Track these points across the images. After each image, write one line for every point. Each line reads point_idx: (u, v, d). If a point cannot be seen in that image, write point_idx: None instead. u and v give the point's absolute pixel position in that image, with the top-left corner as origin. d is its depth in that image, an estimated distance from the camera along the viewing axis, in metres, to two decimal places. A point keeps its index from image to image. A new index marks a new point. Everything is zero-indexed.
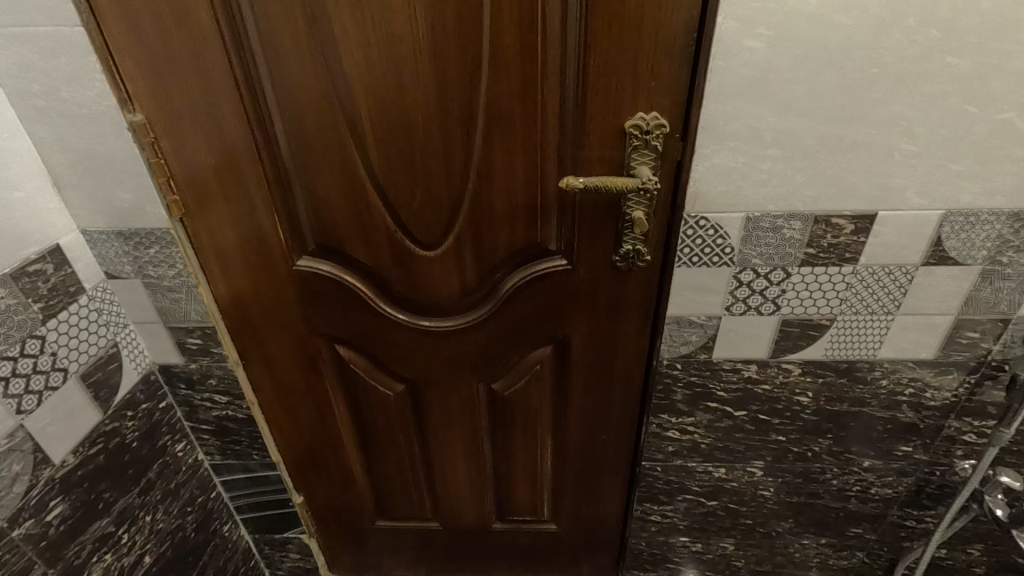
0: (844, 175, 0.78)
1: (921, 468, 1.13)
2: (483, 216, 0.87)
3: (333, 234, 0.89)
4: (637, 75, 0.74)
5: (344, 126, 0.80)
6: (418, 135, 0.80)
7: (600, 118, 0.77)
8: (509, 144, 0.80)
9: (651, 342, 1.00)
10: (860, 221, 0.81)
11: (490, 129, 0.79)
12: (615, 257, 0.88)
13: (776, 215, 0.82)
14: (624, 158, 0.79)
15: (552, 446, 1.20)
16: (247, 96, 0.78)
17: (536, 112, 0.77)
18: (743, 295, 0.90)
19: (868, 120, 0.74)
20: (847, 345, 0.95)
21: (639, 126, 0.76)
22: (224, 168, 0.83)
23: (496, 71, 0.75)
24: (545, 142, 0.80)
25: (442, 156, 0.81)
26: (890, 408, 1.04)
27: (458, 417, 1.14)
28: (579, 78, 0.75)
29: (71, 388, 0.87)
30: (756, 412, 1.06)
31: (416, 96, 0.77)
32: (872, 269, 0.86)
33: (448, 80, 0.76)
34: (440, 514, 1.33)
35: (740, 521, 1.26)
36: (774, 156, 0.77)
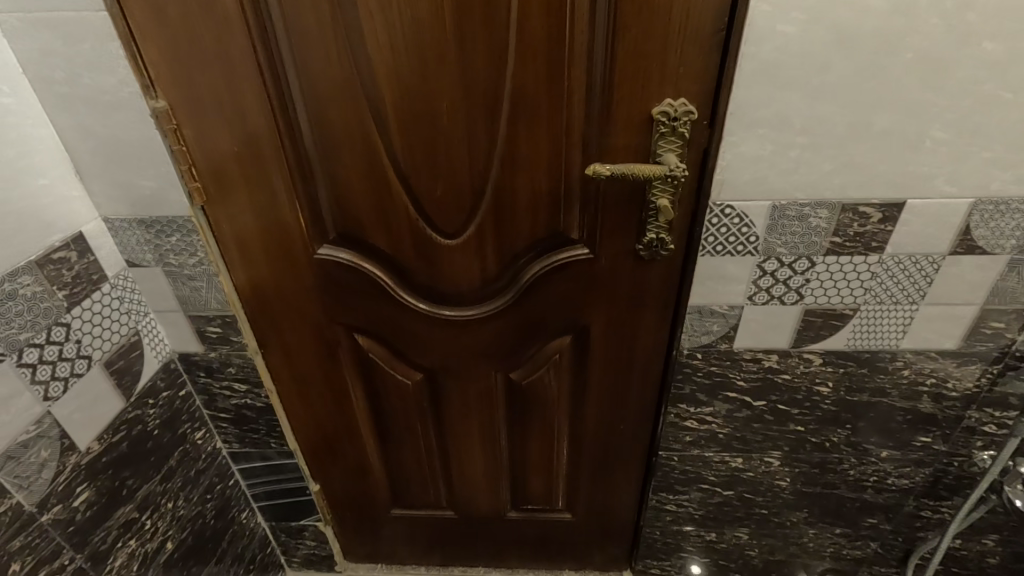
0: (873, 163, 0.77)
1: (939, 458, 1.13)
2: (506, 204, 0.86)
3: (355, 223, 0.89)
4: (666, 61, 0.73)
5: (368, 112, 0.79)
6: (442, 121, 0.79)
7: (627, 105, 0.76)
8: (534, 130, 0.79)
9: (670, 332, 1.00)
10: (888, 209, 0.81)
11: (515, 116, 0.78)
12: (638, 246, 0.88)
13: (803, 204, 0.81)
14: (650, 145, 0.78)
15: (568, 435, 1.20)
16: (270, 82, 0.77)
17: (562, 99, 0.77)
18: (766, 284, 0.89)
19: (900, 107, 0.73)
20: (870, 336, 0.94)
21: (667, 113, 0.75)
22: (246, 156, 0.83)
23: (522, 57, 0.74)
24: (570, 128, 0.79)
25: (466, 144, 0.81)
26: (910, 399, 1.03)
27: (475, 407, 1.14)
28: (606, 64, 0.73)
29: (96, 376, 0.88)
30: (775, 402, 1.05)
31: (442, 82, 0.76)
32: (897, 259, 0.85)
33: (474, 66, 0.75)
34: (455, 503, 1.34)
35: (755, 511, 1.26)
36: (803, 144, 0.76)
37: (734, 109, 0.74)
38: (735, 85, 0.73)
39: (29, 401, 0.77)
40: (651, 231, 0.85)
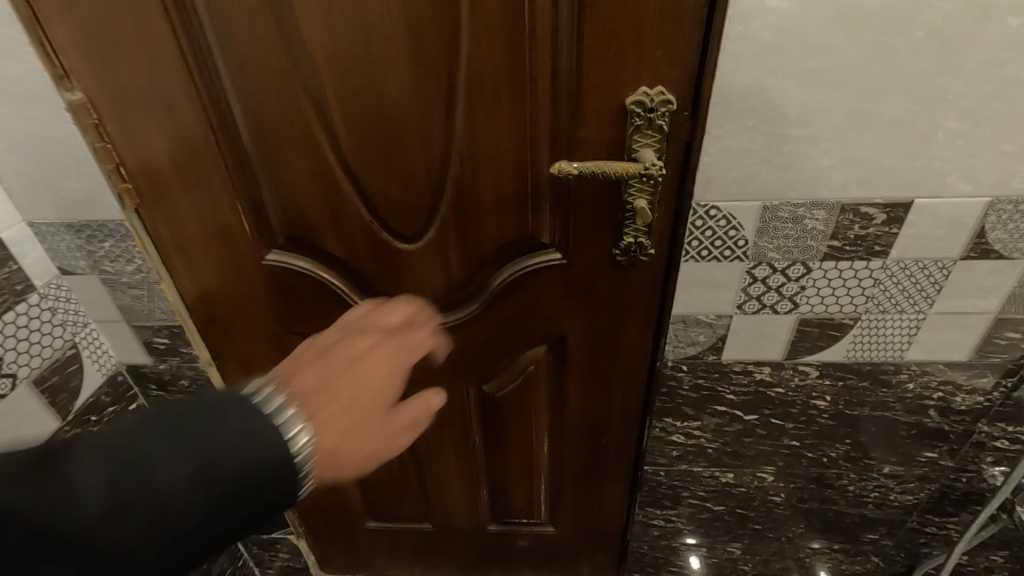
0: (878, 157, 0.68)
1: (946, 474, 1.05)
2: (469, 206, 0.77)
3: (304, 226, 0.81)
4: (642, 43, 0.63)
5: (308, 102, 0.70)
6: (392, 113, 0.70)
7: (598, 94, 0.67)
8: (495, 124, 0.70)
9: (654, 344, 0.91)
10: (893, 210, 0.72)
11: (473, 107, 0.69)
12: (615, 251, 0.79)
13: (797, 204, 0.72)
14: (625, 140, 0.70)
15: (549, 449, 1.12)
16: (198, 70, 0.68)
17: (526, 86, 0.67)
18: (756, 292, 0.81)
19: (909, 94, 0.64)
20: (872, 346, 0.86)
21: (642, 103, 0.66)
22: (178, 153, 0.74)
23: (479, 39, 0.65)
24: (537, 120, 0.70)
25: (421, 138, 0.72)
26: (915, 412, 0.95)
27: (448, 419, 1.07)
28: (575, 46, 0.64)
29: (23, 395, 0.81)
30: (769, 416, 0.98)
31: (388, 69, 0.67)
32: (903, 264, 0.77)
33: (423, 50, 0.66)
34: (432, 516, 1.27)
35: (748, 526, 1.19)
36: (799, 136, 0.67)
37: (719, 98, 0.66)
38: (722, 69, 0.64)
39: None
40: (630, 234, 0.77)
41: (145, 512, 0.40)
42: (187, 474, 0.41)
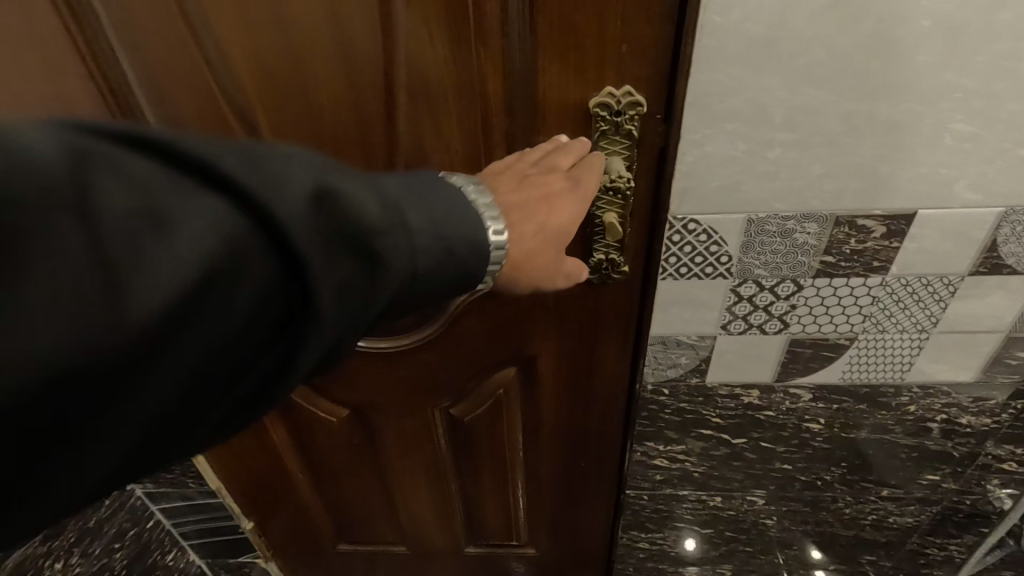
0: (876, 164, 0.60)
1: (948, 497, 0.98)
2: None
3: None
4: (603, 37, 0.55)
5: (230, 110, 0.62)
6: (325, 120, 0.62)
7: (558, 94, 0.58)
8: (442, 132, 0.62)
9: (632, 369, 0.83)
10: (895, 222, 0.64)
11: (416, 112, 0.61)
12: (585, 270, 0.71)
13: (786, 216, 0.64)
14: (590, 146, 0.62)
15: (525, 474, 1.04)
16: (100, 75, 0.60)
17: (474, 89, 0.59)
18: (742, 311, 0.73)
19: (912, 93, 0.55)
20: (869, 368, 0.79)
21: (608, 105, 0.58)
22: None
23: (416, 35, 0.56)
24: (489, 128, 0.61)
25: (360, 148, 0.64)
26: (916, 435, 0.88)
27: (415, 443, 0.99)
28: (527, 43, 0.56)
29: None
30: (758, 439, 0.90)
31: (318, 70, 0.59)
32: (904, 280, 0.69)
33: (355, 49, 0.57)
34: (405, 539, 1.20)
35: (738, 548, 1.12)
36: (787, 141, 0.59)
37: (695, 99, 0.57)
38: (696, 66, 0.55)
39: None
40: (600, 251, 0.68)
41: (421, 254, 0.40)
42: (448, 233, 0.41)
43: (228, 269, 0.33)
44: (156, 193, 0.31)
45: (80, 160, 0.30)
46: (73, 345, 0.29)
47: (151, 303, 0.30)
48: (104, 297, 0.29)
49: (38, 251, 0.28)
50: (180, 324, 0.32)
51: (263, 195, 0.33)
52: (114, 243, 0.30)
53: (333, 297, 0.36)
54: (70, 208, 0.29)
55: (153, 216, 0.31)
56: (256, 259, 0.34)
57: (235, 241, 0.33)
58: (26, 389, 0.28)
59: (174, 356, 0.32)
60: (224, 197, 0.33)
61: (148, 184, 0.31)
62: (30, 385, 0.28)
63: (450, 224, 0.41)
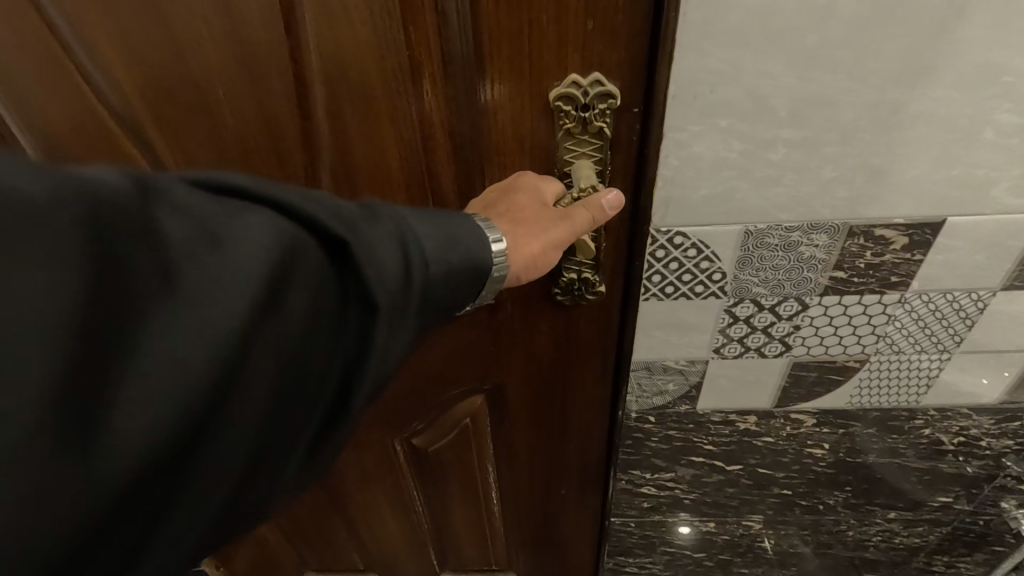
0: (900, 165, 0.49)
1: (961, 518, 0.90)
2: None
3: None
4: (563, 12, 0.43)
5: (108, 112, 0.50)
6: (228, 122, 0.50)
7: (510, 83, 0.47)
8: (371, 133, 0.50)
9: (609, 401, 0.73)
10: (918, 232, 0.53)
11: (337, 106, 0.49)
12: (555, 289, 0.60)
13: (790, 227, 0.54)
14: (555, 147, 0.50)
15: (500, 501, 0.94)
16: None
17: (406, 80, 0.47)
18: (738, 333, 0.63)
19: (949, 78, 0.44)
20: (881, 391, 0.69)
21: (573, 98, 0.47)
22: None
23: (326, 13, 0.44)
24: (428, 126, 0.50)
25: (274, 156, 0.52)
26: (929, 458, 0.79)
27: (377, 474, 0.89)
28: (466, 20, 0.44)
29: None
30: (755, 465, 0.81)
31: (205, 55, 0.46)
32: (926, 297, 0.59)
33: (251, 31, 0.45)
34: (375, 567, 1.11)
35: (733, 570, 1.05)
36: (792, 139, 0.48)
37: (678, 89, 0.46)
38: (679, 49, 0.44)
39: None
40: (571, 270, 0.57)
41: (443, 260, 0.37)
42: (469, 238, 0.39)
43: (289, 291, 0.31)
44: (216, 218, 0.29)
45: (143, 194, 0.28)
46: (167, 388, 0.27)
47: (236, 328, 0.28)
48: (191, 329, 0.27)
49: (125, 291, 0.26)
50: (256, 353, 0.30)
51: (313, 211, 0.32)
52: (189, 274, 0.28)
53: (387, 309, 0.34)
54: (145, 240, 0.27)
55: (218, 239, 0.29)
56: (312, 280, 0.32)
57: (294, 258, 0.31)
58: (129, 440, 0.26)
59: (251, 392, 0.30)
60: (278, 216, 0.31)
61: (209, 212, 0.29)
62: (133, 432, 0.26)
63: (463, 230, 0.39)
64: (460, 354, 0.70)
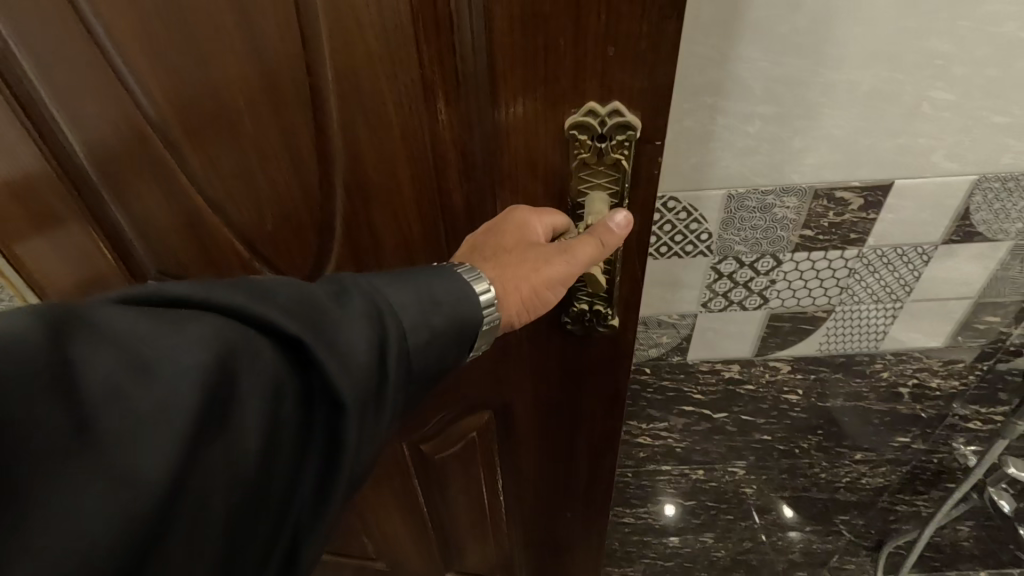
0: (856, 136, 0.59)
1: (918, 457, 1.01)
2: (365, 248, 0.58)
3: (174, 263, 0.64)
4: (584, 38, 0.42)
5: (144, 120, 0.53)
6: (244, 130, 0.51)
7: (522, 108, 0.46)
8: (379, 146, 0.51)
9: (608, 418, 0.80)
10: (871, 194, 0.63)
11: (352, 119, 0.49)
12: (564, 318, 0.65)
13: (766, 191, 0.63)
14: (571, 176, 0.50)
15: (501, 508, 1.00)
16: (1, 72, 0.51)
17: (419, 97, 0.47)
18: (722, 288, 0.73)
19: (895, 60, 0.54)
20: (846, 339, 0.80)
21: (588, 127, 0.46)
22: (13, 178, 0.58)
23: (339, 28, 0.44)
24: (440, 143, 0.50)
25: (291, 164, 0.53)
26: (889, 400, 0.90)
27: (385, 475, 0.95)
28: (480, 40, 0.43)
29: None
30: (739, 413, 0.91)
31: (226, 70, 0.47)
32: (881, 252, 0.69)
33: (266, 43, 0.45)
34: (384, 556, 1.15)
35: (720, 517, 1.16)
36: (767, 114, 0.57)
37: None
38: None
39: None
40: (583, 299, 0.62)
41: (425, 322, 0.40)
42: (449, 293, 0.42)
43: (243, 397, 0.31)
44: (157, 335, 0.29)
45: (57, 336, 0.27)
46: (94, 535, 0.26)
47: (168, 465, 0.28)
48: (107, 482, 0.26)
49: (40, 443, 0.25)
50: (206, 471, 0.30)
51: (269, 313, 0.33)
52: (116, 412, 0.27)
53: (355, 392, 0.35)
54: (69, 383, 0.26)
55: (156, 362, 0.29)
56: (267, 380, 0.32)
57: (243, 359, 0.32)
58: None
59: (195, 520, 0.30)
60: (225, 321, 0.32)
61: (147, 330, 0.29)
62: None
63: (442, 291, 0.41)
64: (471, 379, 0.77)
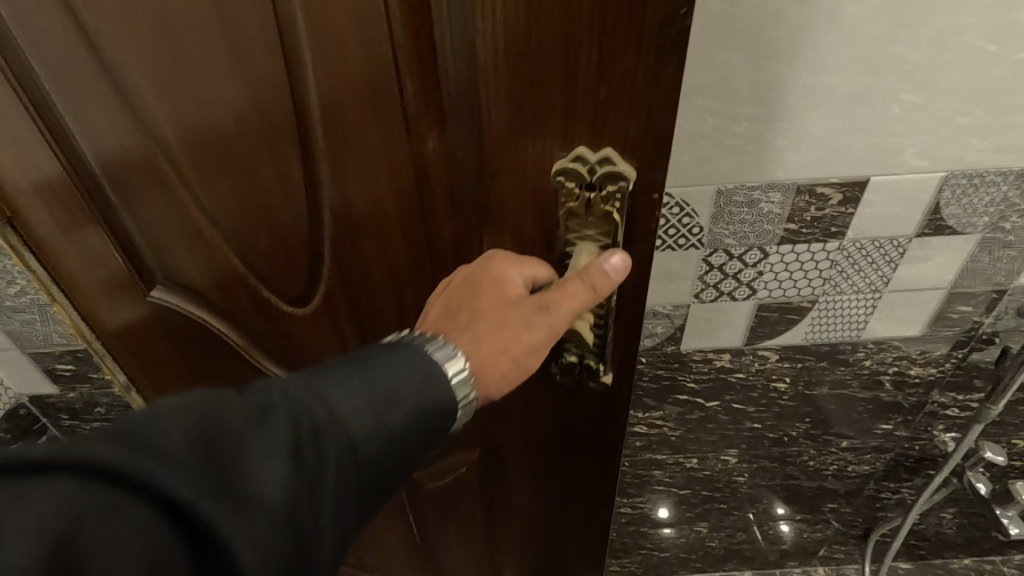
0: (834, 135, 0.64)
1: (901, 444, 1.06)
2: (350, 269, 0.61)
3: (178, 269, 0.68)
4: (571, 75, 0.42)
5: (150, 138, 0.55)
6: (241, 155, 0.54)
7: (506, 147, 0.47)
8: (365, 177, 0.53)
9: (602, 474, 0.80)
10: (849, 189, 0.68)
11: (338, 151, 0.51)
12: (552, 367, 0.64)
13: (753, 186, 0.68)
14: (561, 222, 0.50)
15: (492, 544, 1.00)
16: (13, 77, 0.53)
17: (400, 134, 0.49)
18: (713, 280, 0.77)
19: (868, 65, 0.59)
20: (829, 328, 0.84)
21: (577, 173, 0.46)
22: (31, 181, 0.61)
23: (324, 58, 0.45)
24: (422, 178, 0.51)
25: (282, 189, 0.56)
26: (871, 388, 0.95)
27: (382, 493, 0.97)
28: (463, 80, 0.44)
29: (19, 363, 0.86)
30: (730, 401, 0.96)
31: (224, 102, 0.50)
32: (860, 244, 0.74)
33: (260, 80, 0.48)
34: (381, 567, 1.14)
35: (714, 507, 1.20)
36: (752, 115, 0.62)
37: None
38: None
39: (28, 368, 0.87)
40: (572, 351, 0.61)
41: (364, 416, 0.40)
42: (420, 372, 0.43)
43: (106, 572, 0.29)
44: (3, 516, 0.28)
45: None
46: None
47: None
48: None
49: None
50: None
51: (149, 470, 0.31)
52: None
53: (258, 531, 0.34)
54: None
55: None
56: (144, 549, 0.30)
57: (105, 524, 0.30)
58: None
59: None
60: (89, 484, 0.30)
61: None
62: None
63: (389, 375, 0.42)
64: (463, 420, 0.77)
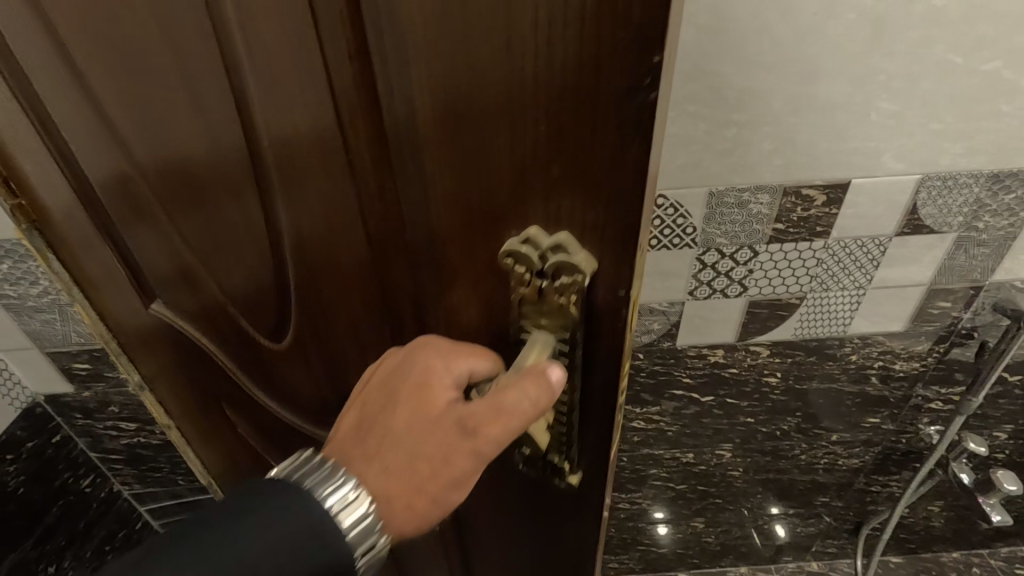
0: (816, 140, 0.69)
1: (888, 437, 1.10)
2: (319, 307, 0.63)
3: (170, 290, 0.70)
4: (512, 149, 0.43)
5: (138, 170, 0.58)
6: (220, 191, 0.56)
7: (453, 212, 0.48)
8: (326, 225, 0.55)
9: (584, 559, 0.78)
10: (833, 191, 0.73)
11: (301, 199, 0.53)
12: (518, 454, 0.66)
13: (742, 189, 0.72)
14: (516, 299, 0.52)
15: None
16: (23, 97, 0.55)
17: (356, 188, 0.51)
18: (707, 278, 0.81)
19: (846, 75, 0.64)
20: (817, 324, 0.89)
21: (527, 259, 0.49)
22: (46, 194, 0.64)
23: (286, 114, 0.47)
24: (379, 231, 0.53)
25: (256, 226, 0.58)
26: (857, 382, 0.99)
27: None
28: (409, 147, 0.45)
29: (37, 361, 0.89)
30: (724, 396, 1.00)
31: (202, 143, 0.53)
32: (844, 243, 0.79)
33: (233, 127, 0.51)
34: None
35: (710, 501, 1.23)
36: (740, 121, 0.67)
37: None
38: None
39: (44, 367, 0.90)
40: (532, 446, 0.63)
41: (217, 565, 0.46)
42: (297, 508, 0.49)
43: None
44: None
45: None
46: None
47: None
48: None
49: None
50: None
51: None
52: None
53: None
54: None
55: None
56: None
57: None
58: None
59: None
60: None
61: None
62: None
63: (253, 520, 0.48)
64: None
